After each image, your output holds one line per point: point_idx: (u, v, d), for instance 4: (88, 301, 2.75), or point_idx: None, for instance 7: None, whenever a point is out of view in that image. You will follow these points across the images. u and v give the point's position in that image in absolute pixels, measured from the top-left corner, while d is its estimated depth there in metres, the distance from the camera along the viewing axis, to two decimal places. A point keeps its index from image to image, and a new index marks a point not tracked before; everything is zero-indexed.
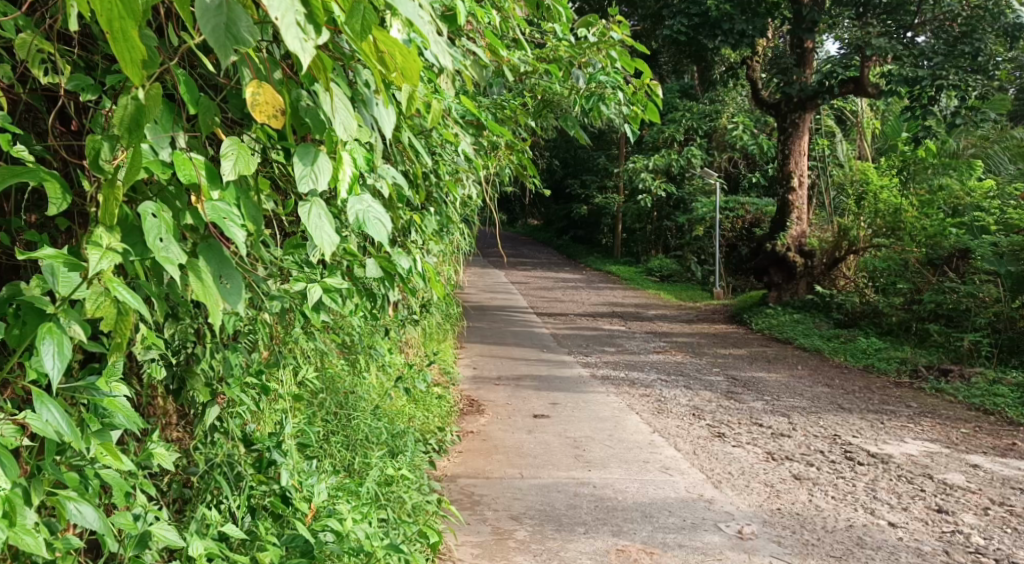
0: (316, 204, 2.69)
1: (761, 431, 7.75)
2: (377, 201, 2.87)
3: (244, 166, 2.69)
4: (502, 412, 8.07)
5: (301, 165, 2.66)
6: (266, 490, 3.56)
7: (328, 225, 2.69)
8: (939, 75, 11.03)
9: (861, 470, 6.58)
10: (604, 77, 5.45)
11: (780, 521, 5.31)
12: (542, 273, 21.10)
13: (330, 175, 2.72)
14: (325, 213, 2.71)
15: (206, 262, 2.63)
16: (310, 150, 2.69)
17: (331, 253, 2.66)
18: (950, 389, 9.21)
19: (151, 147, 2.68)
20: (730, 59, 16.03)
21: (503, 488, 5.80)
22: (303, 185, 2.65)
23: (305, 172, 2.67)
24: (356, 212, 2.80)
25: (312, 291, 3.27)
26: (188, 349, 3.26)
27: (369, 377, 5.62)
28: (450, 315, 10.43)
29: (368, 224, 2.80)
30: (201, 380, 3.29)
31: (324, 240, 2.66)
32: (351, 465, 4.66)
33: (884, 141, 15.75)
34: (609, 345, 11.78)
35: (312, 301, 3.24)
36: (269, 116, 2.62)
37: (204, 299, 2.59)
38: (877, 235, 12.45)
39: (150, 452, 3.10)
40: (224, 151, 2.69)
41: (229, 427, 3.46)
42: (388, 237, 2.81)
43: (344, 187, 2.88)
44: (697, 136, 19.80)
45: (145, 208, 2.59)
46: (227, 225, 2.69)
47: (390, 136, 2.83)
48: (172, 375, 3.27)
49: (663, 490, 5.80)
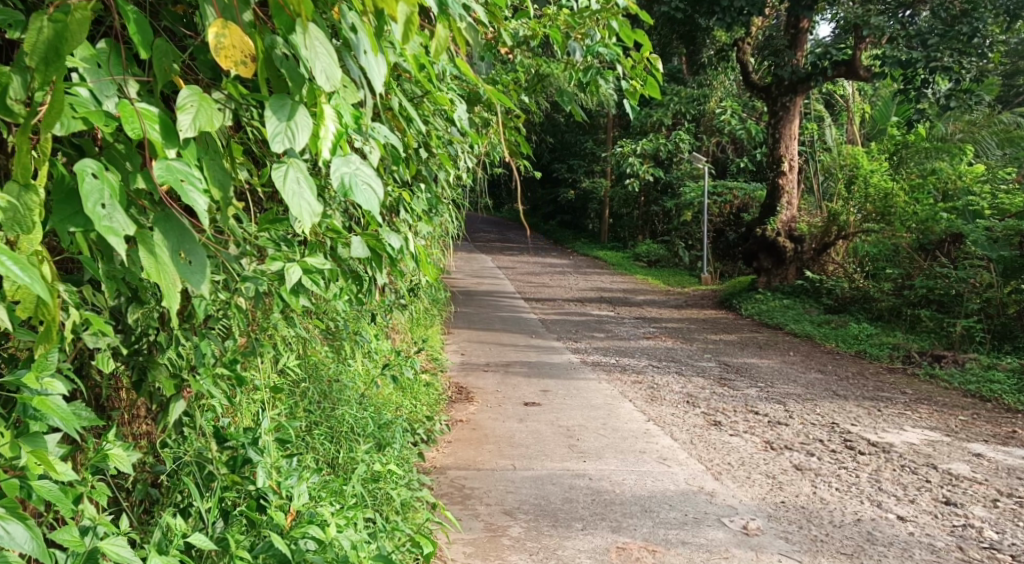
0: (294, 165, 2.45)
1: (758, 419, 7.54)
2: (365, 163, 2.62)
3: (206, 121, 2.44)
4: (492, 400, 7.84)
5: (276, 119, 2.44)
6: (239, 493, 3.25)
7: (308, 190, 2.45)
8: (933, 57, 10.78)
9: (864, 460, 6.37)
10: (603, 49, 5.25)
11: (785, 515, 5.10)
12: (529, 258, 20.86)
13: (310, 133, 2.49)
14: (304, 175, 2.47)
15: (161, 236, 2.39)
16: (286, 104, 2.46)
17: (309, 224, 2.42)
18: (945, 375, 9.02)
19: (92, 94, 2.45)
20: (721, 41, 15.81)
21: (495, 480, 5.58)
22: (276, 144, 2.41)
23: (279, 127, 2.43)
24: (341, 175, 2.55)
25: (290, 271, 2.98)
26: (149, 337, 2.98)
27: (354, 365, 5.39)
28: (436, 301, 10.21)
29: (356, 192, 2.55)
30: (166, 371, 2.99)
31: (304, 209, 2.42)
32: (335, 460, 4.43)
33: (874, 126, 15.54)
34: (599, 330, 11.56)
35: (289, 283, 2.96)
36: (235, 63, 2.41)
37: (156, 279, 2.36)
38: (867, 219, 12.17)
39: (106, 453, 2.85)
40: (183, 103, 2.44)
41: (199, 424, 3.16)
42: (378, 205, 2.56)
43: (325, 148, 2.62)
44: (685, 120, 19.60)
45: (84, 166, 2.34)
46: (185, 189, 2.40)
47: (381, 86, 2.60)
48: (134, 368, 2.97)
49: (662, 482, 5.59)
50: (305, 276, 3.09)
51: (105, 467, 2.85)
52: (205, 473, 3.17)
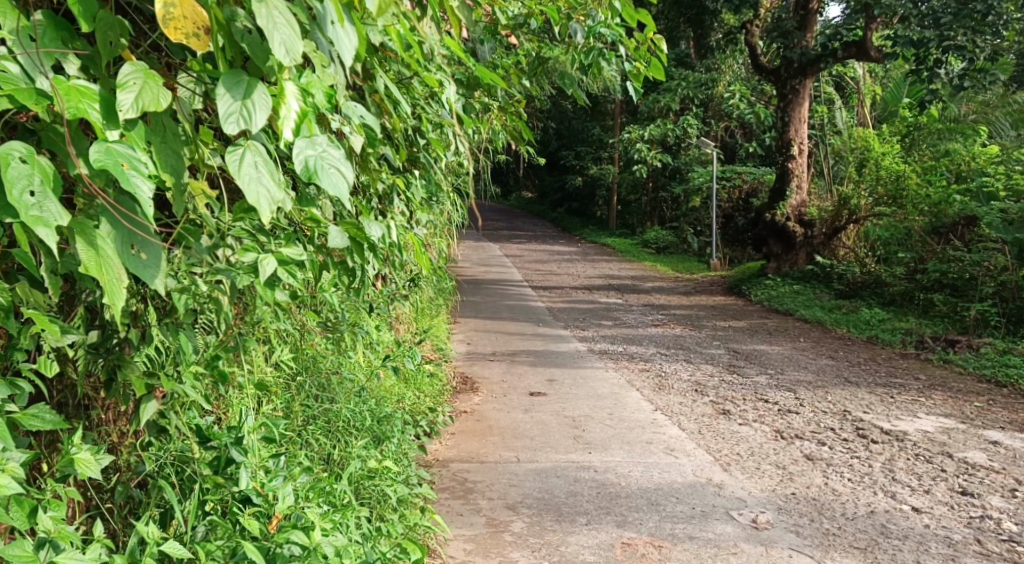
0: (251, 148, 2.38)
1: (768, 407, 7.39)
2: (333, 146, 2.53)
3: (151, 100, 2.32)
4: (496, 390, 7.69)
5: (229, 97, 2.31)
6: (222, 494, 3.13)
7: (267, 175, 2.38)
8: (946, 36, 10.55)
9: (876, 449, 6.20)
10: (604, 30, 5.10)
11: (796, 508, 4.95)
12: (537, 246, 20.69)
13: (269, 111, 2.36)
14: (262, 159, 2.39)
15: (109, 228, 2.35)
16: (242, 82, 2.34)
17: (267, 212, 2.34)
18: (959, 360, 8.85)
19: (23, 71, 2.29)
20: (729, 24, 15.62)
21: (498, 473, 5.44)
22: (229, 126, 2.29)
23: (233, 107, 2.31)
24: (306, 159, 2.46)
25: (263, 261, 2.84)
26: (119, 336, 2.84)
27: (353, 356, 5.25)
28: (441, 290, 10.07)
29: (322, 176, 2.46)
30: (139, 371, 2.86)
31: (260, 194, 2.34)
32: (332, 457, 4.31)
33: (885, 109, 15.33)
34: (607, 318, 11.40)
35: (264, 274, 2.84)
36: (186, 34, 2.33)
37: (96, 273, 2.28)
38: (879, 203, 11.98)
39: (72, 458, 2.69)
40: (124, 80, 2.31)
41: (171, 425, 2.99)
42: (346, 189, 2.46)
43: (288, 127, 2.48)
44: (694, 105, 19.43)
45: (11, 151, 2.22)
46: (126, 174, 2.27)
47: (350, 61, 2.47)
48: (102, 368, 2.85)
49: (669, 474, 5.44)
50: (282, 267, 2.97)
51: (72, 472, 2.70)
52: (184, 475, 3.06)
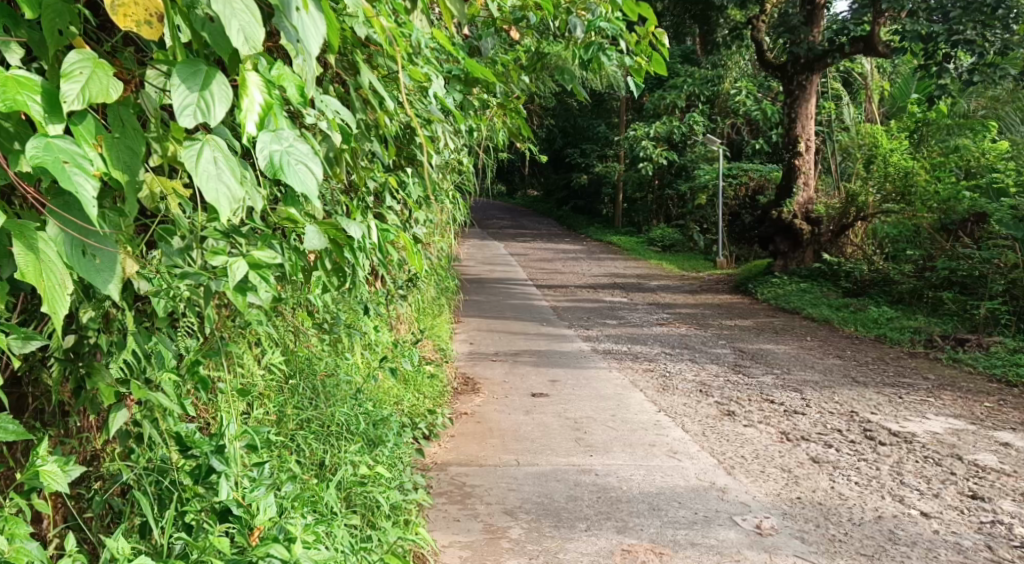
0: (210, 143, 2.32)
1: (774, 408, 7.25)
2: (300, 140, 2.45)
3: (99, 91, 2.26)
4: (498, 391, 7.57)
5: (185, 88, 2.24)
6: (201, 504, 3.03)
7: (227, 171, 2.31)
8: (956, 30, 10.43)
9: (884, 451, 6.08)
10: (603, 24, 4.97)
11: (801, 513, 4.82)
12: (543, 245, 20.55)
13: (228, 103, 2.29)
14: (222, 153, 2.32)
15: (54, 231, 2.27)
16: (200, 72, 2.27)
17: (227, 211, 2.26)
18: (969, 359, 8.71)
19: None
20: (735, 20, 15.48)
21: (497, 477, 5.32)
22: (185, 118, 2.22)
23: (190, 99, 2.24)
24: (270, 154, 2.38)
25: (234, 267, 2.69)
26: (91, 341, 2.79)
27: (350, 358, 5.14)
28: (443, 289, 9.95)
29: (288, 171, 2.37)
30: (109, 378, 2.79)
31: (219, 193, 2.27)
32: (323, 462, 4.21)
33: (894, 105, 15.19)
34: (611, 317, 11.27)
35: (234, 278, 2.68)
36: (137, 22, 2.27)
37: (33, 280, 2.18)
38: (887, 200, 11.85)
39: (38, 470, 2.60)
40: (69, 70, 2.26)
41: (147, 433, 2.94)
42: (312, 187, 2.38)
43: (251, 120, 2.40)
44: (700, 102, 19.29)
45: None
46: (67, 171, 2.17)
47: (316, 52, 2.34)
48: (69, 375, 2.79)
49: (672, 478, 5.31)
50: (255, 271, 2.78)
51: (37, 484, 2.61)
52: (163, 483, 3.01)
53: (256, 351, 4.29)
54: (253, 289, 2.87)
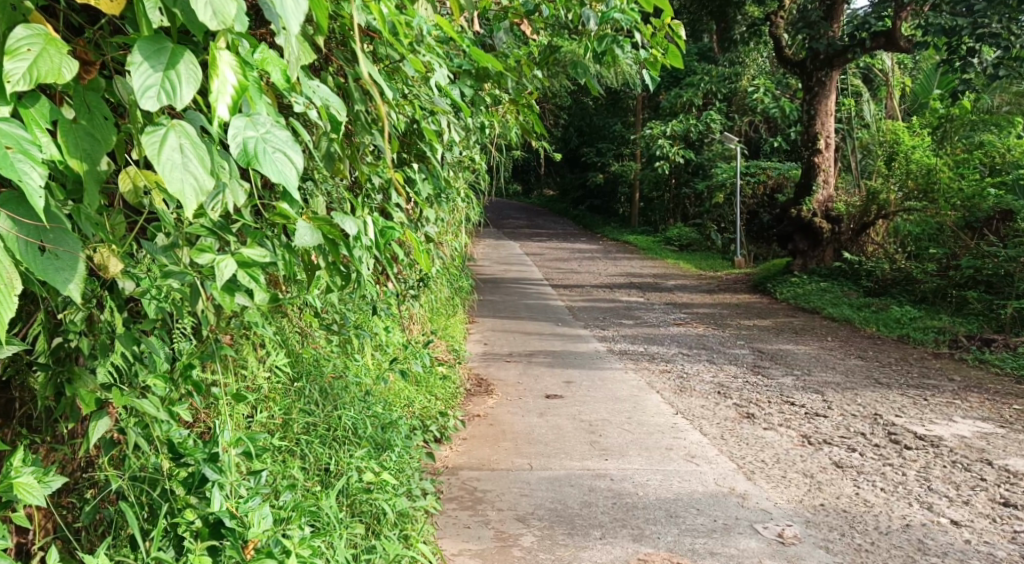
0: (175, 129, 2.18)
1: (794, 411, 7.06)
2: (279, 127, 2.31)
3: (49, 70, 2.13)
4: (512, 393, 7.40)
5: (148, 68, 2.12)
6: (191, 519, 2.83)
7: (194, 160, 2.17)
8: (980, 23, 10.21)
9: (911, 456, 5.89)
10: (619, 15, 4.70)
11: (825, 521, 4.64)
12: (558, 244, 20.35)
13: (196, 85, 2.17)
14: (188, 141, 2.18)
15: (9, 225, 2.14)
16: (165, 51, 2.15)
17: (194, 205, 2.14)
18: (995, 360, 8.51)
19: None
20: (753, 16, 15.26)
21: (509, 482, 5.15)
22: (148, 100, 2.10)
23: (152, 80, 2.12)
24: (245, 142, 2.24)
25: (221, 267, 2.54)
26: (70, 342, 2.63)
27: (360, 360, 4.98)
28: (456, 288, 9.78)
29: (263, 161, 2.24)
30: (91, 384, 2.65)
31: (185, 184, 2.14)
32: (327, 467, 4.05)
33: (916, 101, 14.97)
34: (627, 317, 11.08)
35: (222, 277, 2.52)
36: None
37: None
38: (908, 197, 11.64)
39: (12, 483, 2.46)
40: (17, 47, 2.12)
41: (133, 440, 2.78)
42: (291, 179, 2.24)
43: (223, 103, 2.24)
44: (717, 100, 19.09)
45: None
46: (11, 159, 2.05)
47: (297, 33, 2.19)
48: (49, 381, 2.63)
49: (689, 483, 5.13)
50: (242, 269, 2.62)
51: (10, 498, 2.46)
52: (158, 492, 2.87)
53: (259, 351, 4.12)
54: (242, 289, 2.71)
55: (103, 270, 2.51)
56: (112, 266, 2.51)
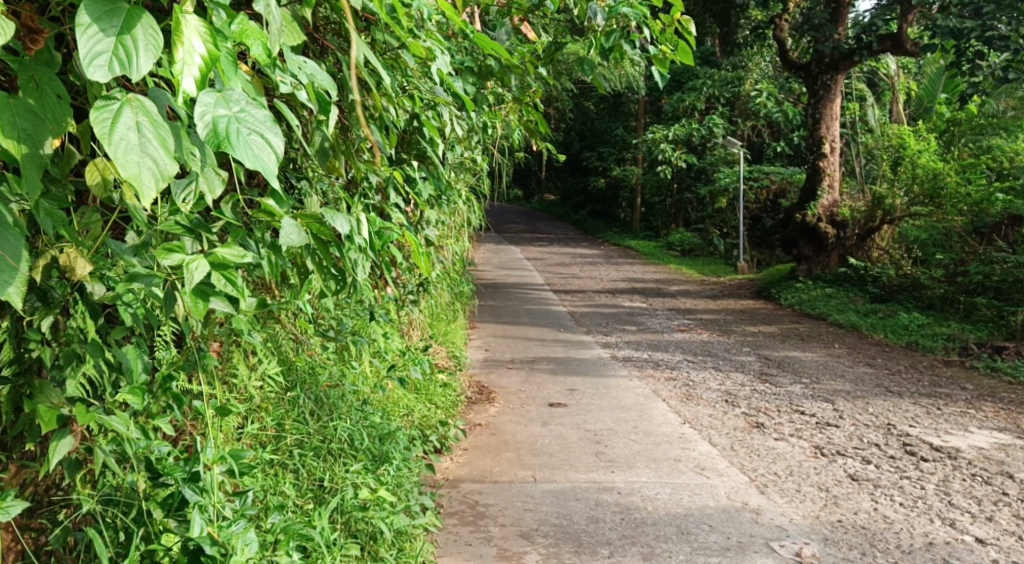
0: (132, 104, 1.98)
1: (805, 420, 6.85)
2: (255, 106, 2.11)
3: None
4: (514, 401, 7.19)
5: (98, 32, 1.92)
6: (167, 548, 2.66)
7: (154, 140, 1.97)
8: (989, 25, 10.02)
9: (928, 468, 5.68)
10: (626, 9, 4.44)
11: (844, 538, 4.43)
12: (559, 249, 20.12)
13: (154, 54, 1.97)
14: (147, 118, 1.98)
15: None
16: (119, 13, 1.95)
17: (151, 195, 1.94)
18: (1008, 368, 8.30)
19: None
20: (756, 20, 15.07)
21: (512, 495, 4.93)
22: (97, 71, 1.90)
23: (103, 46, 1.92)
24: (215, 122, 2.04)
25: (193, 269, 2.34)
26: (34, 352, 2.48)
27: (357, 367, 4.78)
28: (456, 293, 9.57)
29: (235, 143, 2.03)
30: (53, 398, 2.46)
31: (141, 168, 1.94)
32: (321, 481, 3.84)
33: (921, 105, 14.79)
34: (631, 323, 10.87)
35: (193, 280, 2.33)
36: None
37: None
38: (914, 202, 11.44)
39: None
40: None
41: (100, 460, 2.57)
42: (266, 165, 2.03)
43: (188, 76, 2.06)
44: (719, 104, 18.88)
45: None
46: None
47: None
48: (10, 396, 2.47)
49: (699, 497, 4.92)
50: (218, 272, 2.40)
51: None
52: (134, 515, 2.68)
53: (250, 359, 3.91)
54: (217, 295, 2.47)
55: (71, 272, 2.38)
56: (80, 268, 2.38)
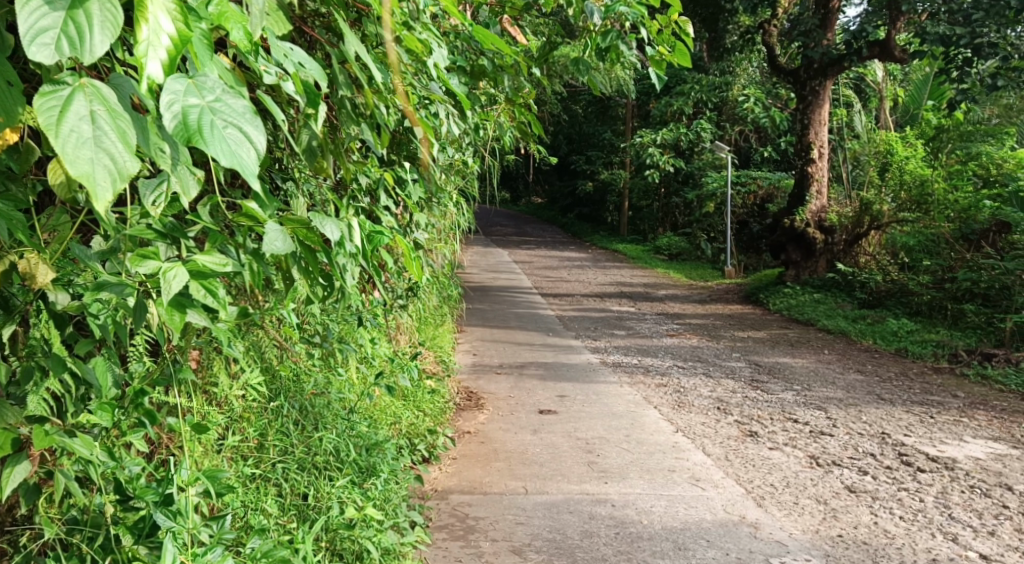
0: (85, 91, 1.84)
1: (798, 429, 6.73)
2: (232, 97, 1.98)
3: None
4: (503, 408, 7.06)
5: (44, 7, 1.77)
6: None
7: (111, 132, 1.82)
8: (979, 32, 9.94)
9: (925, 480, 5.57)
10: (624, 8, 4.27)
11: (846, 554, 4.32)
12: (546, 253, 20.00)
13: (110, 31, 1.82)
14: (103, 107, 1.84)
15: None
16: None
17: (107, 197, 1.79)
18: (998, 376, 8.20)
19: None
20: (745, 25, 14.96)
21: (503, 508, 4.80)
22: (37, 50, 1.75)
23: (48, 22, 1.77)
24: (183, 113, 1.91)
25: (169, 277, 2.19)
26: None
27: (342, 375, 4.64)
28: (444, 297, 9.43)
29: (209, 138, 1.90)
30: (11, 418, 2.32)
31: (96, 165, 1.79)
32: (306, 495, 3.72)
33: (908, 112, 14.69)
34: (619, 328, 10.75)
35: (171, 289, 2.18)
36: None
37: None
38: (902, 208, 11.38)
39: None
40: None
41: (60, 484, 2.47)
42: (242, 161, 1.90)
43: (153, 58, 1.90)
44: (706, 109, 18.76)
45: None
46: None
47: None
48: None
49: (695, 510, 4.80)
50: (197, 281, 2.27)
51: None
52: (99, 543, 2.56)
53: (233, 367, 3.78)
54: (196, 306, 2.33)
55: (31, 280, 2.27)
56: (41, 275, 2.27)
